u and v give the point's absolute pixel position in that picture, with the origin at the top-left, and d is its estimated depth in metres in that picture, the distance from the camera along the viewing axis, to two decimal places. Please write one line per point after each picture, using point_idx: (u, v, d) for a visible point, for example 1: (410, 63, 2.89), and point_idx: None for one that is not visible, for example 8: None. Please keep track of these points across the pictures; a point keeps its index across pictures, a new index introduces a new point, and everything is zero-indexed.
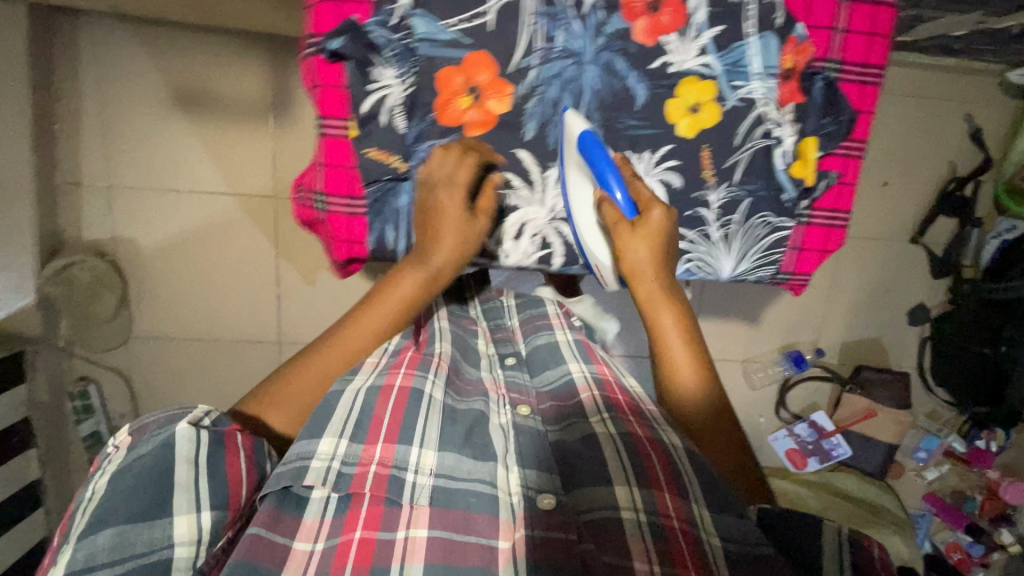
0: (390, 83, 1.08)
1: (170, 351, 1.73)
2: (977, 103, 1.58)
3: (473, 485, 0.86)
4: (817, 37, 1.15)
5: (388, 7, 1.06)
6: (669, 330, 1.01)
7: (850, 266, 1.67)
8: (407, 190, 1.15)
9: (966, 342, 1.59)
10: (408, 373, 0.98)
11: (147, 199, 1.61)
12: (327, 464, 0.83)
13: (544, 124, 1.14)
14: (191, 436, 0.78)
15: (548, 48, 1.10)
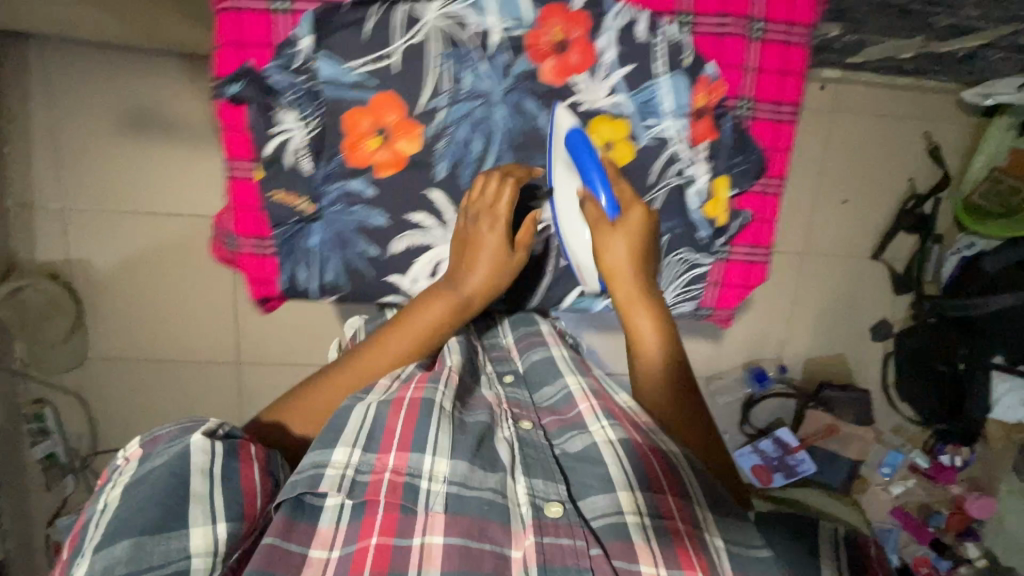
0: (295, 123, 0.78)
1: (129, 374, 1.34)
2: (937, 119, 1.38)
3: (551, 486, 0.64)
4: (730, 77, 0.87)
5: (292, 51, 0.76)
6: (648, 341, 0.77)
7: (817, 279, 1.48)
8: (326, 227, 0.84)
9: (925, 358, 1.45)
10: (425, 383, 0.72)
11: (109, 217, 1.24)
12: (343, 472, 0.61)
13: (455, 163, 0.83)
14: (204, 446, 0.57)
15: (457, 92, 0.81)
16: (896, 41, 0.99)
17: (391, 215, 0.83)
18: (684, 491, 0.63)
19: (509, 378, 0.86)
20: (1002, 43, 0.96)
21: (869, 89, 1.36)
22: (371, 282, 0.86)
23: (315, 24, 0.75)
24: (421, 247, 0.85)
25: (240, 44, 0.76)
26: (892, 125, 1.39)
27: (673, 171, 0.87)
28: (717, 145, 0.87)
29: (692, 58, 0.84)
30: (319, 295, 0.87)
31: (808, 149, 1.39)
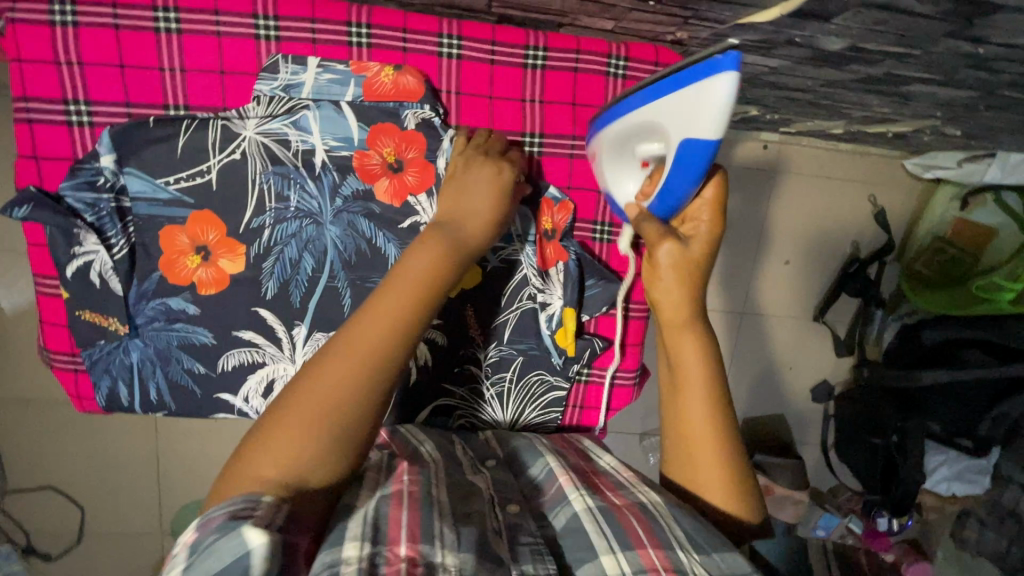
0: (94, 243, 0.60)
1: (40, 416, 1.29)
2: (882, 183, 1.36)
3: (541, 565, 0.49)
4: (585, 198, 0.74)
5: (93, 166, 0.60)
6: (690, 368, 0.62)
7: (759, 340, 1.42)
8: (145, 344, 0.64)
9: (859, 431, 1.39)
10: (415, 474, 0.54)
11: (18, 260, 1.19)
12: (358, 566, 0.41)
13: (285, 283, 0.64)
14: (263, 547, 0.37)
15: (282, 208, 0.63)
16: (820, 121, 0.95)
17: (217, 333, 0.64)
18: (663, 539, 0.51)
19: (492, 463, 0.66)
20: (930, 129, 0.91)
21: (813, 150, 1.32)
22: (199, 408, 0.66)
23: (114, 141, 0.59)
24: (251, 365, 0.65)
25: (36, 158, 0.61)
26: (836, 188, 1.35)
27: (529, 295, 0.73)
28: (574, 274, 0.72)
29: (539, 181, 0.71)
30: (148, 411, 0.67)
31: (752, 206, 1.33)
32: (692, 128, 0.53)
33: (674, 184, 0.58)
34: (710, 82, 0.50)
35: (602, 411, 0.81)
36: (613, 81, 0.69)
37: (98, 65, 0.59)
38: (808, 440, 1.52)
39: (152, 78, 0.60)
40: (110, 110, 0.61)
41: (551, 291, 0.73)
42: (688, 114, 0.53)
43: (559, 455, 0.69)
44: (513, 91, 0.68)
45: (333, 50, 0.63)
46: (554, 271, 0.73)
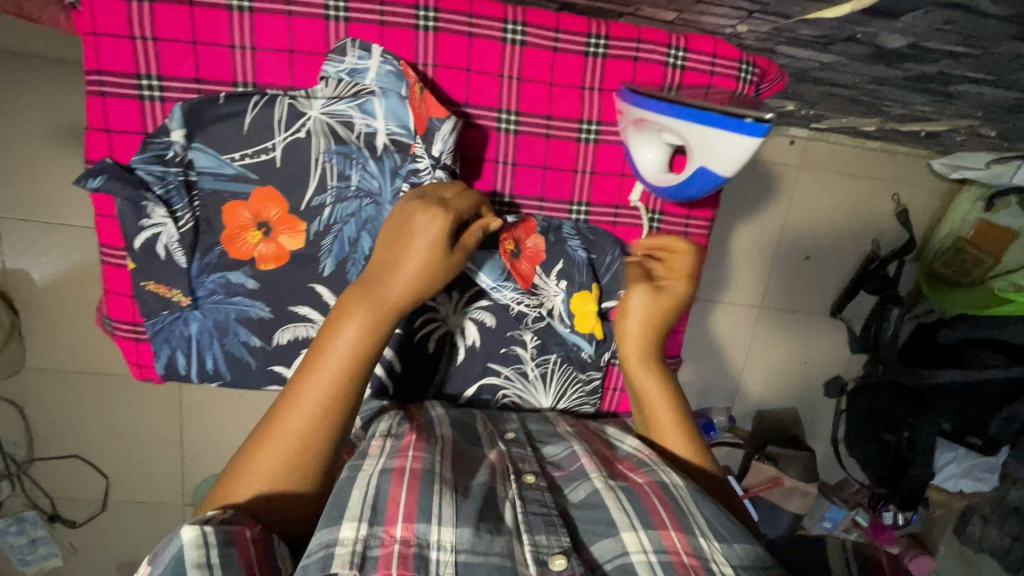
0: (162, 215, 0.61)
1: (68, 386, 1.31)
2: (907, 182, 1.36)
3: (554, 538, 0.52)
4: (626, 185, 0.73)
5: (164, 140, 0.60)
6: (654, 395, 0.69)
7: (775, 332, 1.44)
8: (204, 316, 0.66)
9: (871, 426, 1.42)
10: (420, 451, 0.57)
11: (49, 232, 1.20)
12: (352, 548, 0.47)
13: (343, 260, 0.65)
14: (196, 539, 0.45)
15: (343, 186, 0.64)
16: (854, 118, 0.95)
17: (275, 308, 0.66)
18: (685, 524, 0.55)
19: (512, 434, 0.68)
20: (967, 129, 0.92)
21: (840, 148, 1.32)
22: (254, 378, 0.69)
23: (186, 116, 0.60)
24: (306, 340, 0.67)
25: (107, 130, 0.62)
26: (860, 185, 1.35)
27: (534, 318, 0.74)
28: (573, 262, 0.72)
29: (591, 169, 0.72)
30: (202, 381, 0.70)
31: (777, 200, 1.33)
32: (714, 163, 0.59)
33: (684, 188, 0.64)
34: (739, 138, 0.57)
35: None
36: (672, 71, 0.67)
37: (170, 41, 0.60)
38: (818, 432, 1.54)
39: (222, 55, 0.61)
40: (180, 86, 0.61)
41: (547, 293, 0.73)
42: (718, 146, 0.58)
43: (583, 440, 0.69)
44: (572, 79, 0.68)
45: (401, 33, 0.63)
46: (540, 280, 0.72)
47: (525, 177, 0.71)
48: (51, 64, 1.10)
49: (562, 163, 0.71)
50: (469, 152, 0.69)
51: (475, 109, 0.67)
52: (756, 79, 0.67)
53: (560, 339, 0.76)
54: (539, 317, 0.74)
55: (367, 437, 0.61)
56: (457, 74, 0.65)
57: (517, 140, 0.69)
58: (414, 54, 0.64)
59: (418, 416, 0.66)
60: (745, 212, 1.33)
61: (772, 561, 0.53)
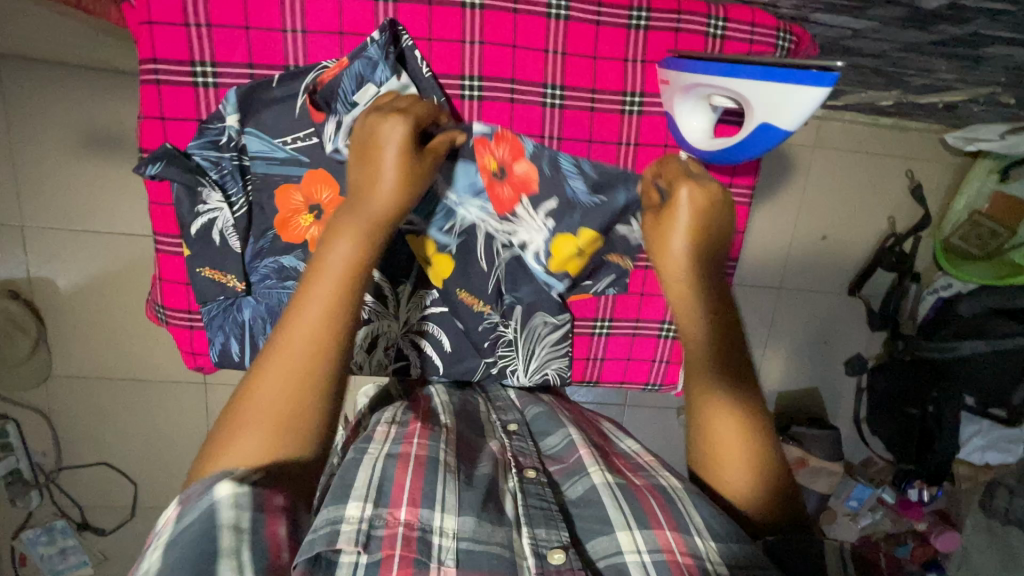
0: (219, 200, 0.64)
1: (92, 393, 1.30)
2: (920, 158, 1.38)
3: (553, 532, 0.54)
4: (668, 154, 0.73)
5: (218, 127, 0.62)
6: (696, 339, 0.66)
7: (796, 313, 1.45)
8: (257, 302, 0.69)
9: (895, 402, 1.42)
10: (425, 437, 0.60)
11: (66, 239, 1.18)
12: (358, 526, 0.49)
13: None
14: (230, 499, 0.46)
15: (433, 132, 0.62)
16: (872, 92, 0.97)
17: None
18: (681, 522, 0.55)
19: (514, 427, 0.71)
20: (988, 98, 0.93)
21: (853, 126, 1.34)
22: None
23: (240, 100, 0.61)
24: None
25: (162, 118, 0.64)
26: (874, 163, 1.36)
27: (502, 246, 0.71)
28: (569, 202, 0.67)
29: (635, 141, 0.72)
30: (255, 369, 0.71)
31: (792, 181, 1.35)
32: (775, 118, 0.52)
33: (740, 150, 0.58)
34: (804, 91, 0.49)
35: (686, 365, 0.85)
36: (712, 41, 0.69)
37: (225, 27, 0.62)
38: (840, 411, 1.55)
39: (275, 40, 0.63)
40: (234, 72, 0.63)
41: (527, 226, 0.68)
42: (778, 97, 0.51)
43: (578, 428, 0.73)
44: (615, 51, 0.69)
45: (450, 13, 0.65)
46: (521, 209, 0.67)
47: (571, 151, 0.72)
48: (61, 67, 1.09)
49: (606, 136, 0.71)
50: (514, 126, 0.69)
51: (522, 84, 0.68)
52: (793, 47, 0.69)
53: (527, 274, 0.73)
54: (507, 246, 0.70)
55: (373, 424, 0.64)
56: (503, 50, 0.67)
57: (563, 114, 0.70)
58: (461, 32, 0.66)
59: (423, 401, 0.71)
60: (761, 194, 1.34)
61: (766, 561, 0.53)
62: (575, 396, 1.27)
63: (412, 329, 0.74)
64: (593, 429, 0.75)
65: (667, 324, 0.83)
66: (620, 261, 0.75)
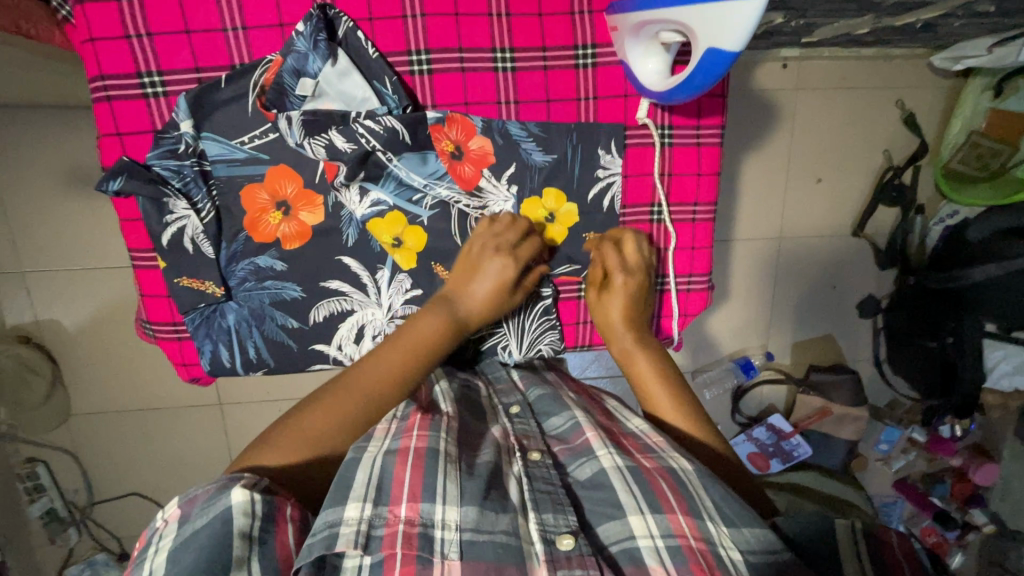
0: (185, 208, 0.66)
1: (113, 427, 1.33)
2: (910, 85, 1.32)
3: (561, 517, 0.54)
4: (627, 105, 0.71)
5: (174, 135, 0.64)
6: (644, 373, 0.71)
7: (800, 261, 1.42)
8: (240, 306, 0.72)
9: (913, 338, 1.38)
10: (426, 429, 0.59)
11: (63, 279, 1.20)
12: (357, 528, 0.49)
13: (364, 232, 0.71)
14: (245, 505, 0.48)
15: (384, 112, 0.66)
16: (845, 21, 0.94)
17: (306, 287, 0.72)
18: (692, 507, 0.54)
19: (516, 409, 0.71)
20: (964, 9, 0.90)
21: (835, 62, 1.29)
22: (297, 360, 0.74)
23: (191, 106, 0.63)
24: (342, 313, 0.73)
25: (119, 134, 0.66)
26: (862, 97, 1.32)
27: (477, 221, 0.73)
28: (526, 166, 0.71)
29: (594, 94, 0.70)
30: (248, 371, 0.75)
31: (779, 127, 1.31)
32: (718, 39, 0.48)
33: (696, 81, 0.54)
34: (737, 7, 0.45)
35: (679, 318, 0.81)
36: None
37: (165, 34, 0.63)
38: (859, 356, 1.52)
39: (216, 39, 0.64)
40: (181, 77, 0.64)
41: (496, 197, 0.72)
42: (715, 20, 0.47)
43: (583, 409, 0.71)
44: (560, 6, 0.68)
45: None
46: (484, 182, 0.72)
47: (529, 115, 0.70)
48: (29, 111, 1.09)
49: (564, 93, 0.70)
50: (469, 98, 0.69)
51: (470, 52, 0.67)
52: None
53: None
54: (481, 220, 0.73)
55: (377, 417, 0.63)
56: (446, 19, 0.66)
57: (516, 77, 0.69)
58: (402, 7, 0.65)
59: (423, 391, 0.69)
60: (748, 144, 1.31)
61: (781, 546, 0.52)
62: (586, 371, 1.26)
63: (396, 315, 0.74)
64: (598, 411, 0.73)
65: (656, 278, 0.79)
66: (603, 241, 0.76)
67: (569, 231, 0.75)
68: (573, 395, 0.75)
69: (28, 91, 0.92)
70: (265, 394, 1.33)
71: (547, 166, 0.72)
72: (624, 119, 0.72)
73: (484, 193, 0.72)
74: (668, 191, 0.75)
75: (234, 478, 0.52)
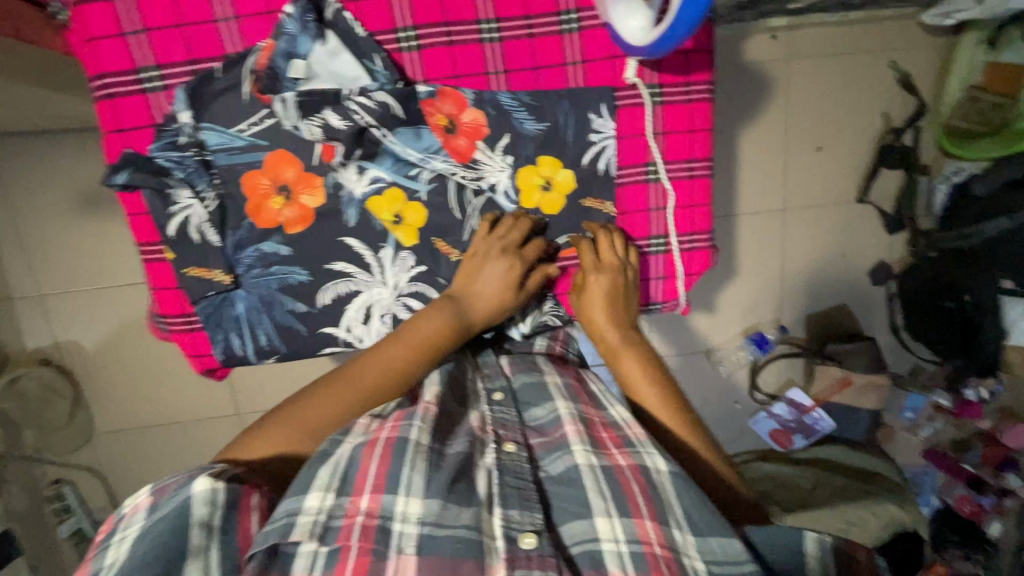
0: (188, 197, 0.68)
1: (135, 443, 1.34)
2: (904, 46, 1.31)
3: (527, 515, 0.56)
4: (615, 66, 0.72)
5: (175, 128, 0.67)
6: (631, 369, 0.71)
7: (806, 232, 1.41)
8: (248, 294, 0.73)
9: (929, 298, 1.36)
10: (399, 420, 0.60)
11: (79, 299, 1.23)
12: (315, 519, 0.52)
13: (364, 212, 0.72)
14: (207, 495, 0.52)
15: (376, 88, 0.68)
16: None
17: (312, 270, 0.73)
18: (660, 513, 0.57)
19: (498, 397, 0.69)
20: None
21: (825, 28, 1.28)
22: (308, 345, 0.75)
23: (190, 96, 0.66)
24: (350, 295, 0.74)
25: (121, 131, 0.68)
26: (856, 62, 1.31)
27: (474, 193, 0.74)
28: (519, 135, 0.72)
29: (580, 59, 0.71)
30: (260, 360, 0.76)
31: (773, 98, 1.31)
32: None
33: (674, 31, 0.55)
34: None
35: (684, 279, 0.80)
36: None
37: (160, 30, 0.65)
38: (875, 324, 1.50)
39: (209, 31, 0.65)
40: (178, 70, 0.66)
41: (491, 168, 0.73)
42: None
43: (567, 397, 0.69)
44: None
45: None
46: (479, 154, 0.73)
47: (518, 84, 0.71)
48: (38, 137, 1.13)
49: (551, 60, 0.71)
50: (458, 71, 0.70)
51: (455, 25, 0.69)
52: None
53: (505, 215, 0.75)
54: (478, 192, 0.74)
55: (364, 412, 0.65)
56: None
57: (503, 47, 0.70)
58: None
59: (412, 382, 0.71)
60: (744, 116, 1.31)
61: (744, 556, 0.55)
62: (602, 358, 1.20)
63: (403, 293, 0.74)
64: (582, 393, 0.71)
65: (658, 239, 0.79)
66: (601, 205, 0.76)
67: (567, 198, 0.76)
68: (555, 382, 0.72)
69: (35, 114, 0.95)
70: (282, 402, 1.33)
71: (540, 134, 0.73)
72: (612, 83, 0.72)
73: (480, 163, 0.73)
74: (662, 150, 0.75)
75: (194, 471, 0.55)
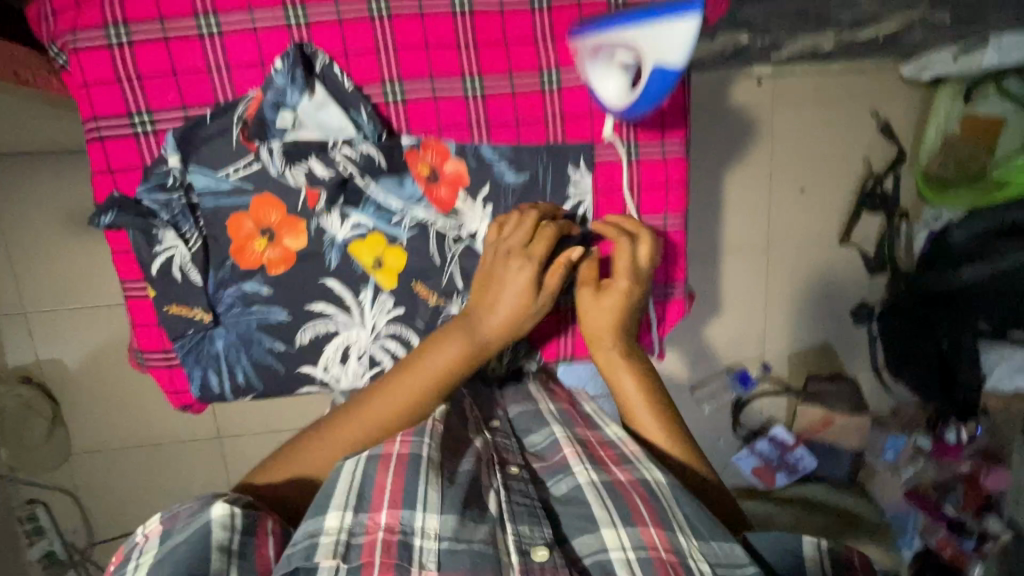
0: (173, 238, 0.70)
1: (113, 465, 1.33)
2: (884, 95, 1.36)
3: (537, 528, 0.56)
4: (594, 123, 0.74)
5: (163, 170, 0.69)
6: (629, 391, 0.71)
7: (789, 271, 1.43)
8: (227, 332, 0.74)
9: (908, 340, 1.37)
10: (409, 435, 0.61)
11: (63, 318, 1.23)
12: (337, 537, 0.52)
13: (345, 255, 0.73)
14: (225, 520, 0.51)
15: (360, 139, 0.70)
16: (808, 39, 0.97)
17: (291, 310, 0.74)
18: (664, 520, 0.57)
19: (497, 424, 0.73)
20: None
21: (807, 77, 1.33)
22: (284, 383, 0.76)
23: (178, 141, 0.68)
24: (327, 335, 0.75)
25: (111, 171, 0.70)
26: (837, 110, 1.35)
27: (454, 240, 0.75)
28: (499, 186, 0.74)
29: (560, 115, 0.74)
30: (237, 396, 0.77)
31: (757, 141, 1.34)
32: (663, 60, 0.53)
33: (646, 99, 0.59)
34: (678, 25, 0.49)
35: (658, 328, 0.83)
36: None
37: (154, 78, 0.68)
38: (857, 363, 1.52)
39: (201, 80, 0.68)
40: (169, 116, 0.69)
41: (471, 217, 0.75)
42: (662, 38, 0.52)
43: (563, 423, 0.72)
44: (522, 33, 0.71)
45: (359, 29, 0.69)
46: (460, 204, 0.74)
47: (500, 137, 0.74)
48: (32, 159, 1.14)
49: (532, 116, 0.73)
50: (442, 124, 0.72)
51: (440, 80, 0.71)
52: None
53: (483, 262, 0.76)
54: (458, 239, 0.75)
55: None
56: (417, 52, 0.70)
57: (486, 102, 0.72)
58: (375, 42, 0.69)
59: None
60: (729, 158, 1.34)
61: (747, 559, 0.54)
62: None
63: (381, 335, 0.75)
64: (576, 418, 0.74)
65: None
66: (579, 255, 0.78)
67: None
68: (551, 407, 0.75)
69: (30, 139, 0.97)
70: (264, 425, 1.33)
71: (519, 186, 0.75)
72: (591, 138, 0.75)
73: (460, 212, 0.75)
74: (639, 204, 0.77)
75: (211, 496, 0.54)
